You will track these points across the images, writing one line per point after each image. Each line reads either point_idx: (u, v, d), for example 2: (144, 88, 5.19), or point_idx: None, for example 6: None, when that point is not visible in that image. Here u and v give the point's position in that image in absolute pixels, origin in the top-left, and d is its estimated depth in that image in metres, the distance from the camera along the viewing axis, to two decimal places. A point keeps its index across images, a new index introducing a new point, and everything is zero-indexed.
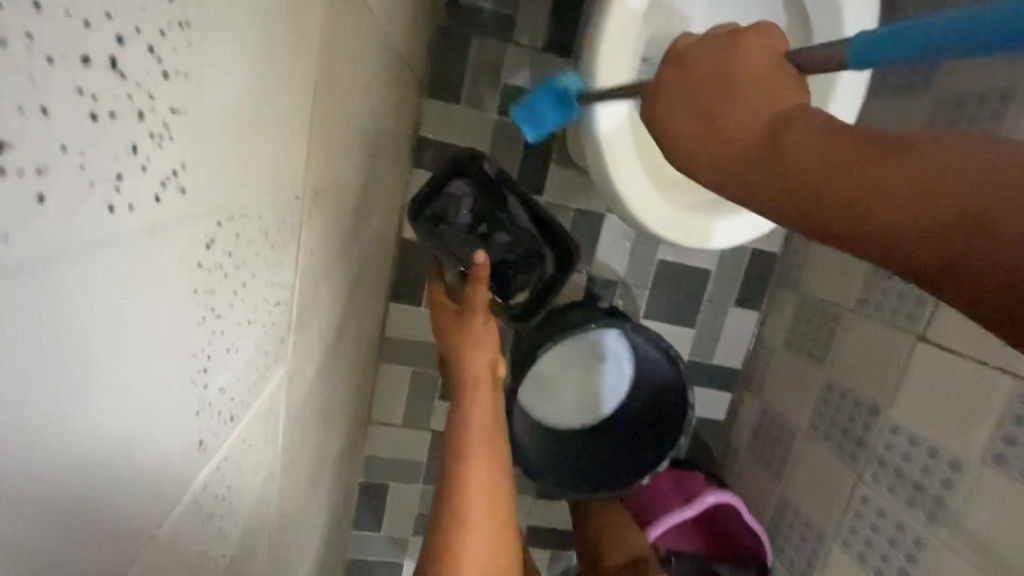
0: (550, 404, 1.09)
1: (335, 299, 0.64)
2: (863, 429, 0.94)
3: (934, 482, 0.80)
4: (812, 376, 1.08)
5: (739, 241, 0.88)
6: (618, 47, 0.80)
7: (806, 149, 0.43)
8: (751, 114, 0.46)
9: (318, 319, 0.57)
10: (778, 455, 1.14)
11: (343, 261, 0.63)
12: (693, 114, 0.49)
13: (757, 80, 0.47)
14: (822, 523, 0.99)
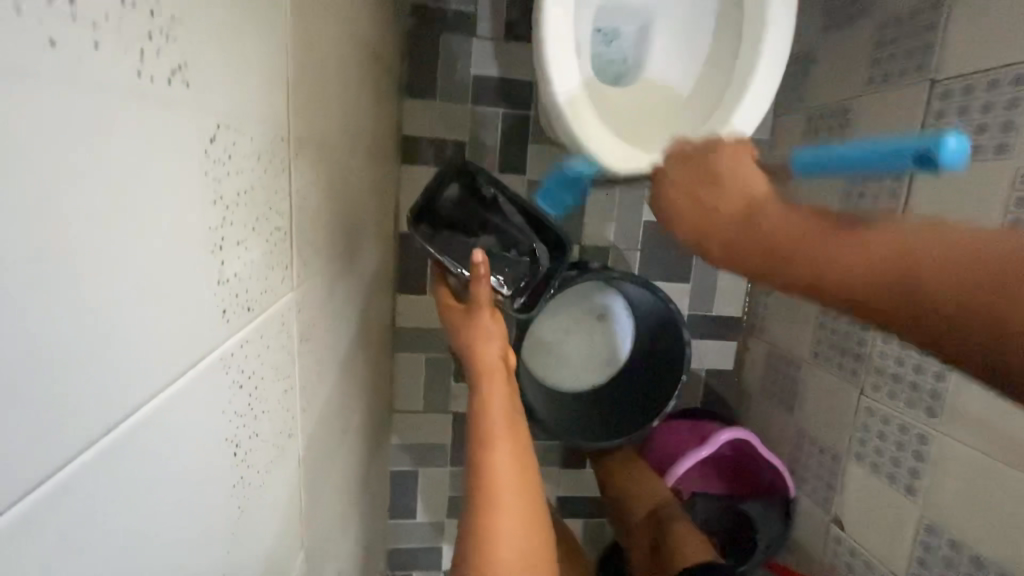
0: (560, 371, 1.14)
1: (351, 266, 0.70)
2: (859, 345, 0.97)
3: (928, 378, 0.83)
4: (806, 307, 1.12)
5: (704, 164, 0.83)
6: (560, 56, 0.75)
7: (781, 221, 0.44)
8: (727, 202, 0.48)
9: (338, 276, 0.63)
10: (787, 389, 1.17)
11: (349, 232, 0.69)
12: (686, 201, 0.51)
13: (734, 168, 0.49)
14: (836, 444, 1.01)
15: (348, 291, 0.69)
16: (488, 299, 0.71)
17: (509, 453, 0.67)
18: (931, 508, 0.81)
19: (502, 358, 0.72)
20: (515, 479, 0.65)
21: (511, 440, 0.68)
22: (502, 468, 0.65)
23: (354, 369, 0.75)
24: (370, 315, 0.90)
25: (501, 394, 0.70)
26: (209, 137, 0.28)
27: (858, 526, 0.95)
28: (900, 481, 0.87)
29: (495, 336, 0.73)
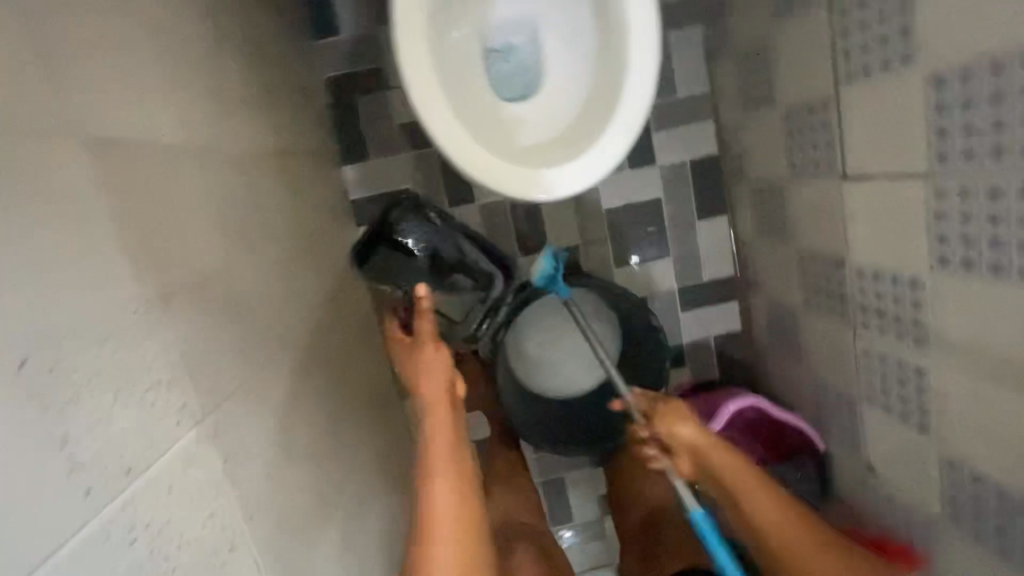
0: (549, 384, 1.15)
1: (300, 357, 0.76)
2: (840, 284, 0.92)
3: (908, 308, 0.77)
4: (785, 254, 1.07)
5: (600, 167, 0.79)
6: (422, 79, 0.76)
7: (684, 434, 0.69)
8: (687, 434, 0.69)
9: (277, 378, 0.68)
10: (794, 340, 1.12)
11: (287, 328, 0.75)
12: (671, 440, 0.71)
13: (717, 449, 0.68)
14: (848, 388, 0.97)
15: (302, 381, 0.74)
16: (430, 331, 0.74)
17: (450, 486, 0.66)
18: (947, 442, 0.76)
19: (447, 390, 0.72)
20: (454, 523, 0.64)
21: (454, 477, 0.66)
22: (439, 510, 0.65)
23: (337, 443, 0.81)
24: (354, 382, 0.96)
25: (444, 431, 0.69)
26: (18, 367, 0.34)
27: (890, 469, 0.90)
28: (913, 418, 0.82)
29: (439, 368, 0.73)
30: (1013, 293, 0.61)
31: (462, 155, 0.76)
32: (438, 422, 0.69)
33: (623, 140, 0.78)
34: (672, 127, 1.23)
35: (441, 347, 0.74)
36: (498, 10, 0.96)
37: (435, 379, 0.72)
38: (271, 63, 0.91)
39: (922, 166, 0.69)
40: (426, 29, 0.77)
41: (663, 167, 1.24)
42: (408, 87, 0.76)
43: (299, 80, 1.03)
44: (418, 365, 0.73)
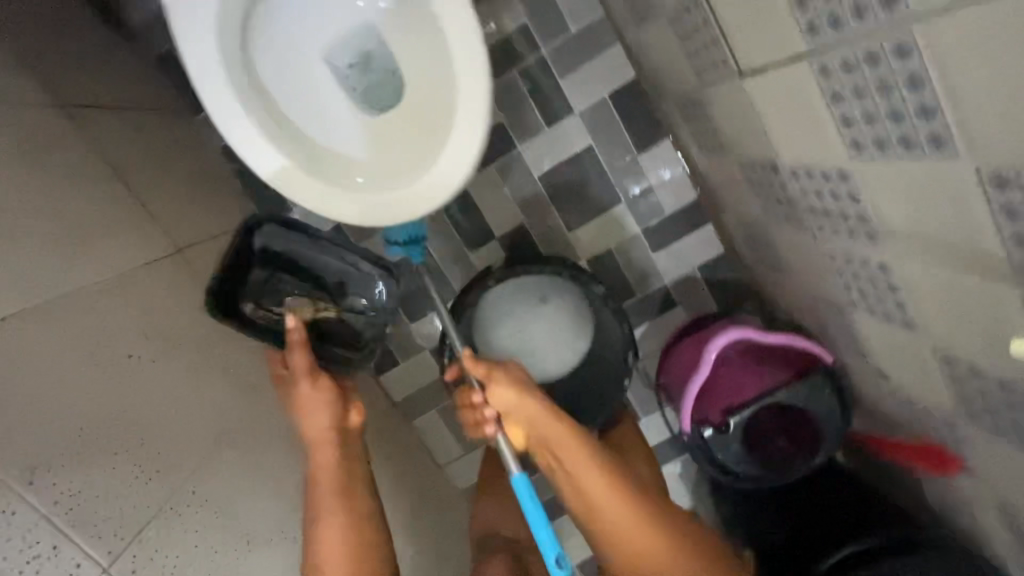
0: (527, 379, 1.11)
1: (239, 447, 0.78)
2: (783, 189, 0.80)
3: (848, 203, 0.67)
4: (729, 167, 0.96)
5: (447, 181, 0.81)
6: (256, 148, 0.82)
7: (506, 399, 0.73)
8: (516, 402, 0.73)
9: (211, 482, 0.71)
10: (770, 252, 1.01)
11: (221, 423, 0.77)
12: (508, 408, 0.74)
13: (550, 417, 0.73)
14: (832, 294, 0.86)
15: (244, 473, 0.77)
16: (307, 367, 0.76)
17: (339, 522, 0.70)
18: (936, 338, 0.66)
19: (332, 426, 0.76)
20: (344, 560, 0.69)
21: (340, 512, 0.71)
22: (330, 547, 0.69)
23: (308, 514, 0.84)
24: None
25: (327, 468, 0.73)
26: None
27: (896, 371, 0.80)
28: (895, 317, 0.72)
29: (320, 404, 0.76)
30: (932, 167, 0.50)
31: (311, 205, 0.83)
32: (326, 458, 0.74)
33: (461, 149, 0.79)
34: (578, 66, 1.12)
35: (320, 382, 0.76)
36: (330, 18, 0.90)
37: (318, 416, 0.75)
38: (143, 166, 0.91)
39: (798, 44, 0.57)
40: (254, 111, 0.83)
41: (583, 113, 1.14)
42: (243, 157, 0.82)
43: (186, 166, 1.02)
44: (299, 404, 0.76)
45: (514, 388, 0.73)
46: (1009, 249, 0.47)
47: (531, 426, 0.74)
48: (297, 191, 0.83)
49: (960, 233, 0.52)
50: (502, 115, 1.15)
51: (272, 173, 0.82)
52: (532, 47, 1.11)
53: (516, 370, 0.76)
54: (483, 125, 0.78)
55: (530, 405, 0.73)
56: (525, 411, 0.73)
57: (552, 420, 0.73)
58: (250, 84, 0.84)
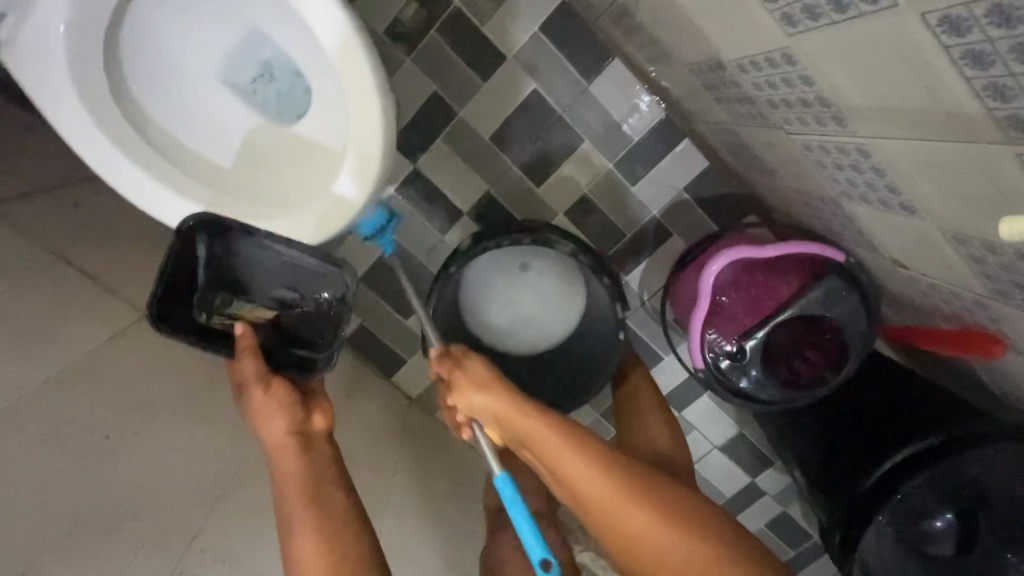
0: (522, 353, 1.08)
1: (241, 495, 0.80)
2: (736, 86, 0.70)
3: (803, 87, 0.56)
4: (683, 75, 0.84)
5: (369, 166, 0.72)
6: (178, 209, 0.77)
7: (481, 402, 0.75)
8: (480, 400, 0.75)
9: (216, 536, 0.74)
10: (753, 157, 0.90)
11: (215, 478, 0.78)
12: (476, 408, 0.76)
13: (517, 409, 0.73)
14: (821, 188, 0.76)
15: (250, 519, 0.79)
16: (256, 373, 0.75)
17: (308, 528, 0.68)
18: (940, 218, 0.56)
19: (292, 431, 0.74)
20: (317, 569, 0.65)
21: (309, 518, 0.68)
22: (302, 555, 0.66)
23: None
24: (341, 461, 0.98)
25: (290, 477, 0.71)
26: None
27: (913, 260, 0.70)
28: (892, 202, 0.61)
29: (275, 410, 0.74)
30: (871, 24, 0.40)
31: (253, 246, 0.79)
32: (289, 463, 0.72)
33: (368, 126, 0.70)
34: (499, 6, 1.00)
35: (272, 387, 0.75)
36: (206, 50, 0.85)
37: (274, 421, 0.74)
38: (89, 240, 0.91)
39: None
40: (142, 155, 0.77)
41: (518, 56, 1.03)
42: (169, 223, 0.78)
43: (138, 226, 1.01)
44: (254, 413, 0.74)
45: (480, 389, 0.75)
46: (985, 102, 0.37)
47: (503, 420, 0.74)
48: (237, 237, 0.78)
49: (925, 95, 0.42)
50: (434, 83, 1.06)
51: (180, 215, 0.77)
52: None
53: (477, 366, 0.78)
54: (382, 113, 0.70)
55: (501, 404, 0.74)
56: (489, 407, 0.75)
57: (519, 410, 0.73)
58: (128, 125, 0.78)
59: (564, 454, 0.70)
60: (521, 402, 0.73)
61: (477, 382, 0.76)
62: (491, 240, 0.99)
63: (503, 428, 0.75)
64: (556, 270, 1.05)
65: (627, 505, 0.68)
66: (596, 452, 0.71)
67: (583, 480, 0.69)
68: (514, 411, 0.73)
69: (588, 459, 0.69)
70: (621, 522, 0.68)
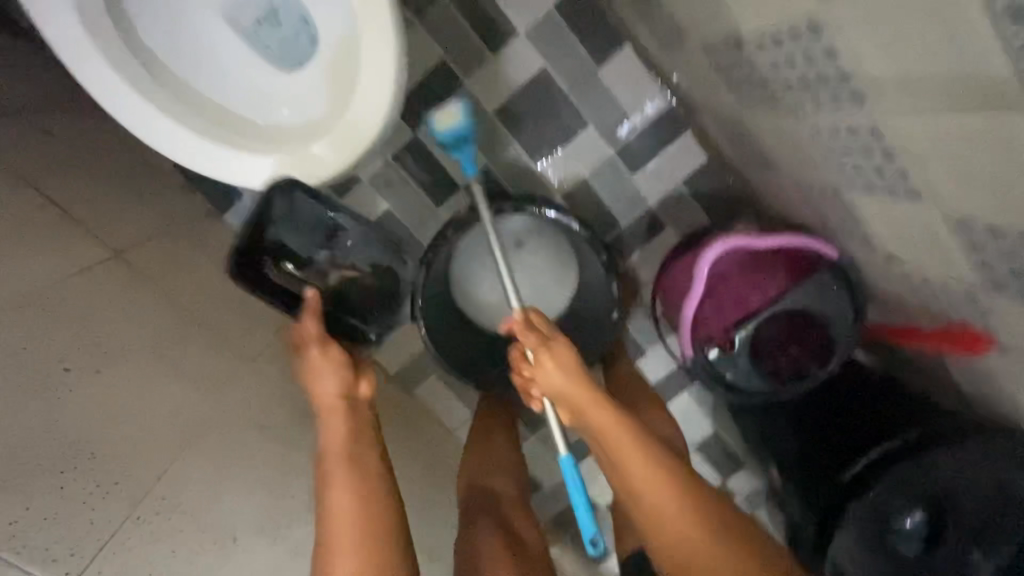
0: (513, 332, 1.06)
1: (211, 447, 0.75)
2: (752, 67, 0.70)
3: (825, 62, 0.56)
4: (695, 61, 0.85)
5: (377, 104, 0.67)
6: (172, 136, 0.73)
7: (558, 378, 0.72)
8: (553, 377, 0.72)
9: (182, 484, 0.69)
10: (756, 149, 0.91)
11: (185, 425, 0.73)
12: (548, 382, 0.73)
13: (589, 391, 0.71)
14: (825, 180, 0.77)
15: (220, 471, 0.74)
16: (317, 333, 0.77)
17: (346, 487, 0.67)
18: (944, 204, 0.57)
19: (341, 396, 0.75)
20: (352, 530, 0.65)
21: (349, 472, 0.69)
22: (340, 509, 0.66)
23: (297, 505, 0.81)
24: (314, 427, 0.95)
25: (336, 433, 0.72)
26: None
27: (909, 253, 0.71)
28: (898, 189, 0.62)
29: (329, 370, 0.76)
30: None
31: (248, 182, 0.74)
32: (335, 422, 0.73)
33: (381, 56, 0.65)
34: None
35: (329, 350, 0.77)
36: None
37: (325, 381, 0.75)
38: (64, 172, 0.85)
39: None
40: (140, 78, 0.74)
41: (529, 32, 1.02)
42: (161, 150, 0.74)
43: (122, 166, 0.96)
44: (307, 371, 0.76)
45: (556, 363, 0.72)
46: (1018, 61, 0.37)
47: (571, 399, 0.72)
48: (232, 170, 0.75)
49: (954, 60, 0.42)
50: (442, 51, 1.04)
51: (172, 145, 0.74)
52: None
53: (560, 337, 0.75)
54: (393, 48, 0.64)
55: (578, 387, 0.71)
56: (562, 385, 0.72)
57: (590, 395, 0.71)
58: (125, 46, 0.74)
59: (624, 443, 0.69)
60: (593, 386, 0.71)
61: (557, 355, 0.72)
62: (493, 209, 0.98)
63: (569, 406, 0.73)
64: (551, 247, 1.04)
65: (671, 506, 0.67)
66: (655, 449, 0.70)
67: (636, 473, 0.69)
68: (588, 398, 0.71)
69: (647, 457, 0.69)
70: (659, 521, 0.68)
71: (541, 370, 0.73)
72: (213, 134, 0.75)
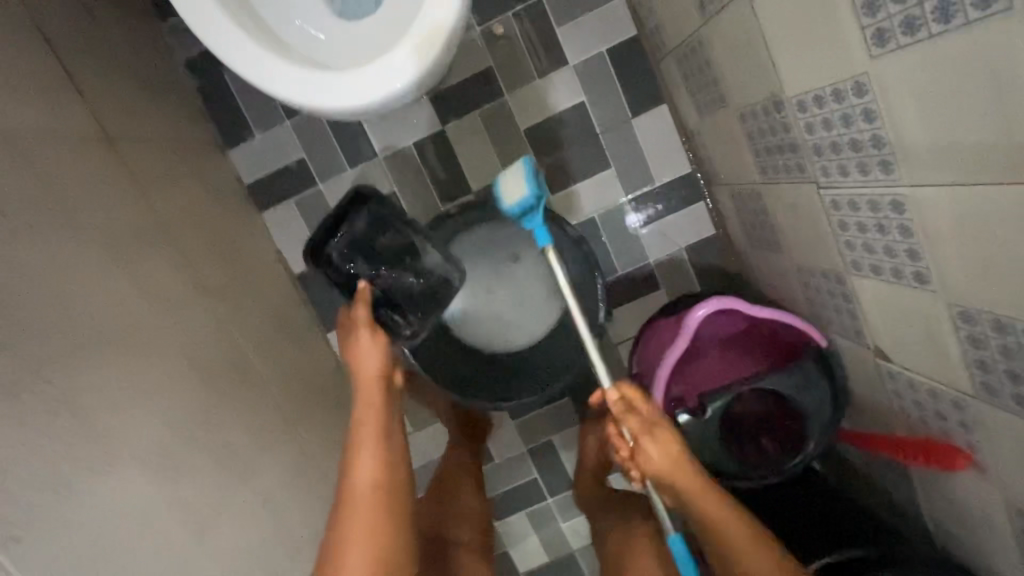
0: (497, 334, 1.06)
1: (117, 356, 0.65)
2: (786, 132, 0.72)
3: (862, 126, 0.58)
4: (728, 126, 0.88)
5: (439, 33, 0.64)
6: (218, 27, 0.68)
7: (665, 467, 0.72)
8: (653, 456, 0.72)
9: (74, 379, 0.59)
10: (766, 226, 0.93)
11: (98, 324, 0.64)
12: (648, 460, 0.73)
13: (687, 468, 0.72)
14: (830, 262, 0.77)
15: (120, 385, 0.64)
16: (368, 318, 0.74)
17: (368, 469, 0.66)
18: (950, 290, 0.57)
19: (381, 374, 0.74)
20: (375, 514, 0.64)
21: (378, 465, 0.67)
22: (364, 503, 0.64)
23: (194, 455, 0.71)
24: (243, 383, 0.85)
25: (375, 424, 0.70)
26: None
27: (901, 349, 0.70)
28: (906, 273, 0.62)
29: (375, 351, 0.74)
30: (976, 33, 0.41)
31: (275, 88, 0.67)
32: (368, 401, 0.72)
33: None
34: (577, 17, 1.05)
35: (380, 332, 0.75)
36: None
37: (371, 361, 0.73)
38: (86, 43, 0.81)
39: None
40: None
41: (578, 68, 1.07)
42: (198, 34, 0.68)
43: (143, 64, 0.93)
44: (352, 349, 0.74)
45: (654, 444, 0.72)
46: None
47: (670, 477, 0.72)
48: (263, 72, 0.68)
49: (998, 127, 0.43)
50: (492, 61, 1.07)
51: (212, 33, 0.68)
52: None
53: (655, 416, 0.74)
54: None
55: (684, 478, 0.72)
56: (660, 464, 0.72)
57: (686, 474, 0.72)
58: None
59: (723, 518, 0.71)
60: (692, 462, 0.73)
61: (654, 435, 0.73)
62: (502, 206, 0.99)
63: (668, 484, 0.73)
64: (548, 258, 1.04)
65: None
66: (751, 526, 0.72)
67: (739, 547, 0.71)
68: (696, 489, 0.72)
69: (746, 533, 0.71)
70: None
71: (641, 447, 0.73)
72: (260, 38, 0.70)
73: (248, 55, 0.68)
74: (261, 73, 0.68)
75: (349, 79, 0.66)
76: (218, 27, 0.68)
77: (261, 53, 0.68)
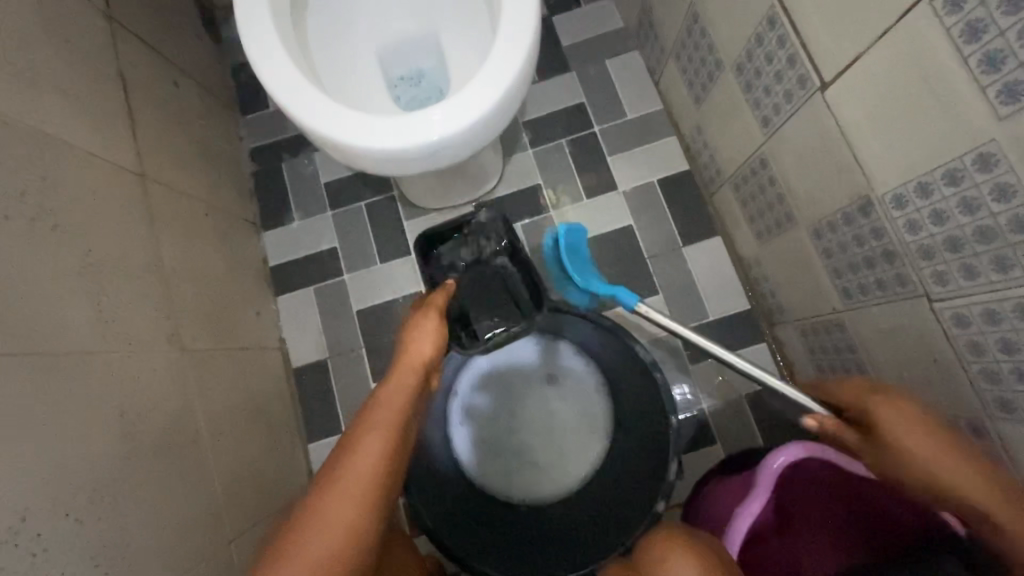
0: (526, 470, 0.91)
1: (27, 386, 0.51)
2: (876, 238, 0.62)
3: (993, 209, 0.47)
4: (799, 246, 0.79)
5: (488, 98, 0.62)
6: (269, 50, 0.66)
7: (940, 466, 0.54)
8: (902, 443, 0.56)
9: None
10: (852, 365, 0.77)
11: (18, 340, 0.52)
12: (896, 446, 0.57)
13: (962, 465, 0.53)
14: (956, 403, 0.59)
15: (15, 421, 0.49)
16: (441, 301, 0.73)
17: (379, 439, 0.59)
18: None
19: (427, 359, 0.69)
20: (359, 495, 0.54)
21: (384, 439, 0.59)
22: (355, 468, 0.55)
23: (74, 549, 0.50)
24: (184, 471, 0.67)
25: (398, 395, 0.64)
26: None
27: None
28: None
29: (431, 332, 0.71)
30: None
31: (304, 113, 0.63)
32: (398, 378, 0.66)
33: (517, 58, 0.63)
34: (628, 149, 1.07)
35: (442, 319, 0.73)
36: None
37: (425, 342, 0.70)
38: (161, 102, 0.85)
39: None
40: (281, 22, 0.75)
41: (628, 193, 1.05)
42: (247, 51, 0.66)
43: (208, 139, 0.97)
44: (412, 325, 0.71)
45: (895, 430, 0.57)
46: None
47: (933, 474, 0.55)
48: (299, 96, 0.64)
49: None
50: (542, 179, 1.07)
51: (261, 54, 0.66)
52: (587, 123, 1.09)
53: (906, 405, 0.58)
54: (527, 53, 0.63)
55: (962, 484, 0.53)
56: (915, 452, 0.56)
57: (953, 472, 0.54)
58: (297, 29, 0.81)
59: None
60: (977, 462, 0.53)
61: (907, 420, 0.57)
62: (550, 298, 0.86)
63: (933, 487, 0.55)
64: (588, 394, 0.92)
65: None
66: None
67: None
68: (978, 488, 0.53)
69: None
70: None
71: (890, 433, 0.58)
72: (308, 72, 0.68)
73: (288, 79, 0.65)
74: (294, 98, 0.64)
75: (387, 121, 0.62)
76: (268, 50, 0.66)
77: (300, 80, 0.65)
